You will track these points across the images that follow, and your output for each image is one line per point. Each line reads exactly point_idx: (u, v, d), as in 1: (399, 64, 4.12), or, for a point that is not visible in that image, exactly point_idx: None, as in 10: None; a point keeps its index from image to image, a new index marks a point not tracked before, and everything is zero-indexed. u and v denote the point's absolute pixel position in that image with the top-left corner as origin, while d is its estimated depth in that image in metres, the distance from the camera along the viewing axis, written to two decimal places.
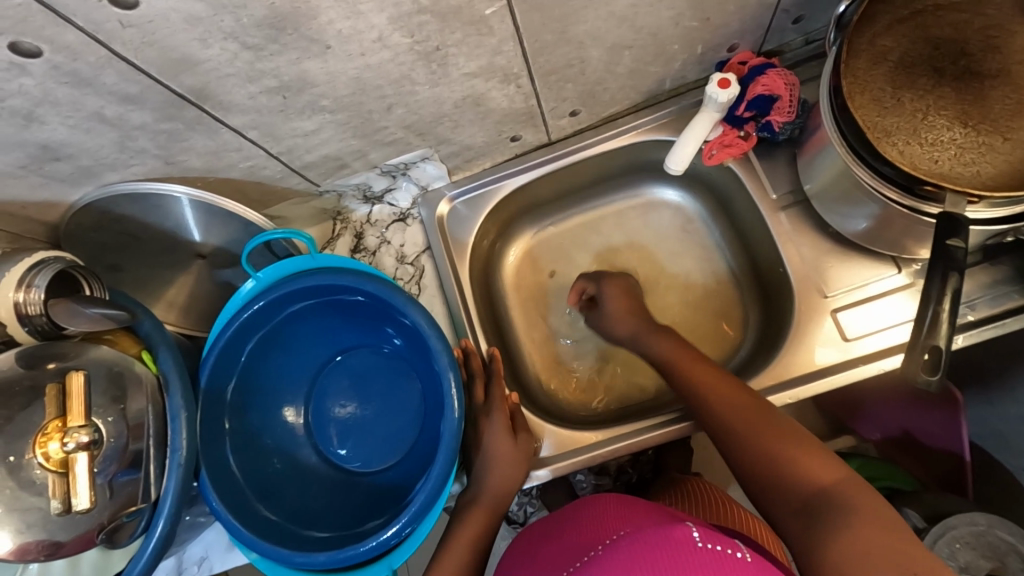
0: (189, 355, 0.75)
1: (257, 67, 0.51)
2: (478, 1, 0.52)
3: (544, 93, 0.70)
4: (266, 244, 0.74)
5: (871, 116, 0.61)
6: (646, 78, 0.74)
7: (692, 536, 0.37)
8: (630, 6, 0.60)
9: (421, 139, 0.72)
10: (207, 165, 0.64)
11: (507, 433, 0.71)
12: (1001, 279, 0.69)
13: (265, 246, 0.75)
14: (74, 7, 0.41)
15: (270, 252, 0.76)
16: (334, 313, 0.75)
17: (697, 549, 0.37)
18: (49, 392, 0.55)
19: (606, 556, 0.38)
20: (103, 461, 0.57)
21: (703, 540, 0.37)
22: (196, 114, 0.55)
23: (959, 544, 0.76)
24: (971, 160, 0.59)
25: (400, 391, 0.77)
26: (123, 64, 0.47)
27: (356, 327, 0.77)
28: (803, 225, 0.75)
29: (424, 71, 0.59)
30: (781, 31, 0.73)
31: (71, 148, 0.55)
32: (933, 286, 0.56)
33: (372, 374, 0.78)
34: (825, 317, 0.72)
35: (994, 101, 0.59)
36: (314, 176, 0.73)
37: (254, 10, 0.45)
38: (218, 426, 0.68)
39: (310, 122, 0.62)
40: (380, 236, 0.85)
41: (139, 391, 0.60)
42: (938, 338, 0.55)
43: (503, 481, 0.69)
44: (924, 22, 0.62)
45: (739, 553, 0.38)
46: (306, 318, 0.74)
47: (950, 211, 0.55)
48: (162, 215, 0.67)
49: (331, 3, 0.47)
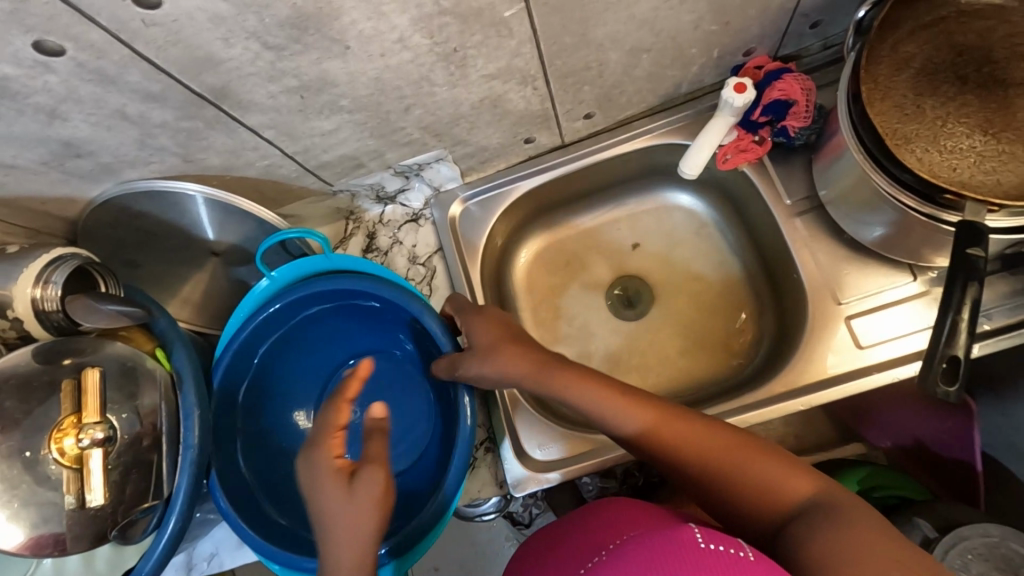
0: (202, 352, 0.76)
1: (278, 67, 0.51)
2: (499, 3, 0.52)
3: (561, 95, 0.70)
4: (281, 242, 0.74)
5: (891, 122, 0.60)
6: (663, 81, 0.74)
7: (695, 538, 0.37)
8: (650, 9, 0.59)
9: (437, 140, 0.72)
10: (225, 163, 0.64)
11: (343, 473, 0.51)
12: (1019, 289, 0.68)
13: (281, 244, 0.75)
14: (101, 6, 0.41)
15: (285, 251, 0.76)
16: (350, 314, 0.74)
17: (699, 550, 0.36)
18: (65, 387, 0.56)
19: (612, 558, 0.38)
20: (118, 457, 0.58)
21: (706, 542, 0.37)
22: (216, 113, 0.55)
23: (972, 555, 0.76)
24: (992, 169, 0.58)
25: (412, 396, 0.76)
26: (146, 63, 0.47)
27: (371, 331, 0.77)
28: (819, 232, 0.75)
29: (443, 72, 0.59)
30: (799, 35, 0.73)
31: (92, 145, 0.55)
32: (954, 291, 0.55)
33: (393, 378, 0.77)
34: (839, 324, 0.72)
35: (1018, 109, 0.58)
36: (329, 176, 0.73)
37: (278, 10, 0.45)
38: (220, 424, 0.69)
39: (328, 122, 0.62)
40: (393, 236, 0.85)
41: (153, 386, 0.61)
42: (956, 349, 0.54)
43: (350, 554, 0.49)
44: (947, 29, 0.61)
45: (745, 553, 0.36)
46: (320, 320, 0.74)
47: (970, 219, 0.54)
48: (179, 212, 0.67)
49: (354, 4, 0.47)
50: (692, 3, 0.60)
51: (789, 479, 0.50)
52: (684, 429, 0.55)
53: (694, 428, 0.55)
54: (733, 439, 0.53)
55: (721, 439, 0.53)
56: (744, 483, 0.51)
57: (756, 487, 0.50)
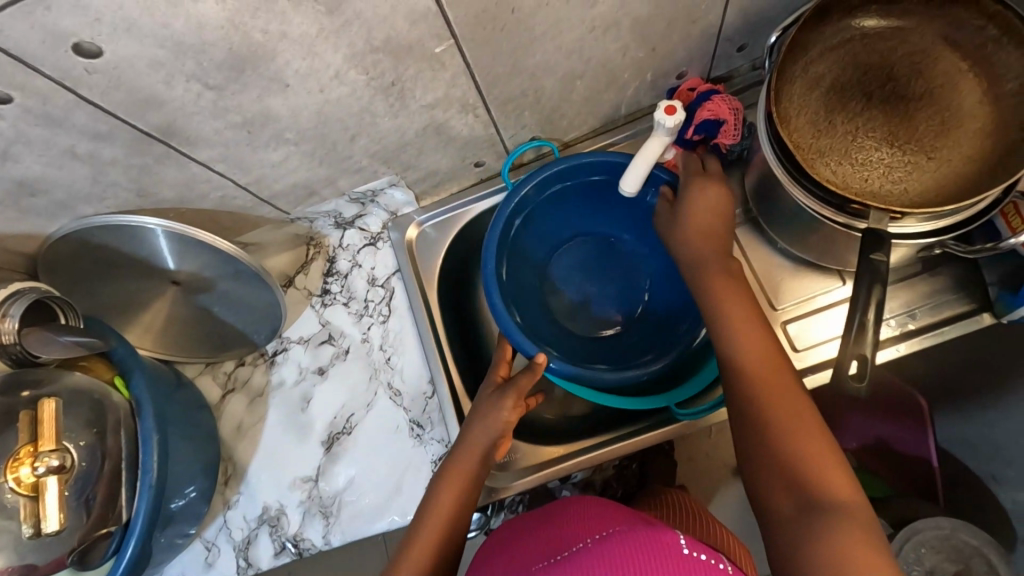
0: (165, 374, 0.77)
1: (220, 105, 0.54)
2: (428, 39, 0.55)
3: (503, 121, 0.74)
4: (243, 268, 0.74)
5: (805, 137, 0.64)
6: (602, 104, 0.78)
7: (679, 542, 0.40)
8: (576, 40, 0.63)
9: (387, 167, 0.75)
10: (179, 196, 0.66)
11: None
12: (941, 289, 0.72)
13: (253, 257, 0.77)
14: (43, 57, 0.44)
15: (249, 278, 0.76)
16: (613, 204, 0.83)
17: (682, 553, 0.39)
18: (22, 419, 0.59)
19: (590, 550, 0.41)
20: (76, 484, 0.60)
21: (690, 548, 0.39)
22: (163, 149, 0.58)
23: (925, 548, 0.78)
24: (899, 178, 0.63)
25: (631, 282, 0.85)
26: (91, 107, 0.50)
27: (611, 223, 0.85)
28: (756, 242, 0.79)
29: (384, 104, 0.63)
30: (726, 58, 0.77)
31: (46, 183, 0.57)
32: (859, 295, 0.59)
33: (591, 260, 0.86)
34: (776, 329, 0.75)
35: (918, 122, 0.63)
36: (285, 205, 0.76)
37: (213, 54, 0.48)
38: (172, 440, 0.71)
39: (277, 154, 0.65)
40: (352, 259, 0.87)
41: (115, 416, 0.64)
42: (864, 347, 0.58)
43: None
44: (853, 50, 0.66)
45: (722, 564, 0.39)
46: (557, 211, 0.83)
47: (874, 226, 0.59)
48: (138, 244, 0.69)
49: (287, 46, 0.50)
50: (616, 32, 0.65)
51: (828, 467, 0.49)
52: (773, 378, 0.54)
53: (781, 386, 0.54)
54: (808, 414, 0.52)
55: (801, 414, 0.52)
56: (785, 443, 0.51)
57: (798, 461, 0.49)
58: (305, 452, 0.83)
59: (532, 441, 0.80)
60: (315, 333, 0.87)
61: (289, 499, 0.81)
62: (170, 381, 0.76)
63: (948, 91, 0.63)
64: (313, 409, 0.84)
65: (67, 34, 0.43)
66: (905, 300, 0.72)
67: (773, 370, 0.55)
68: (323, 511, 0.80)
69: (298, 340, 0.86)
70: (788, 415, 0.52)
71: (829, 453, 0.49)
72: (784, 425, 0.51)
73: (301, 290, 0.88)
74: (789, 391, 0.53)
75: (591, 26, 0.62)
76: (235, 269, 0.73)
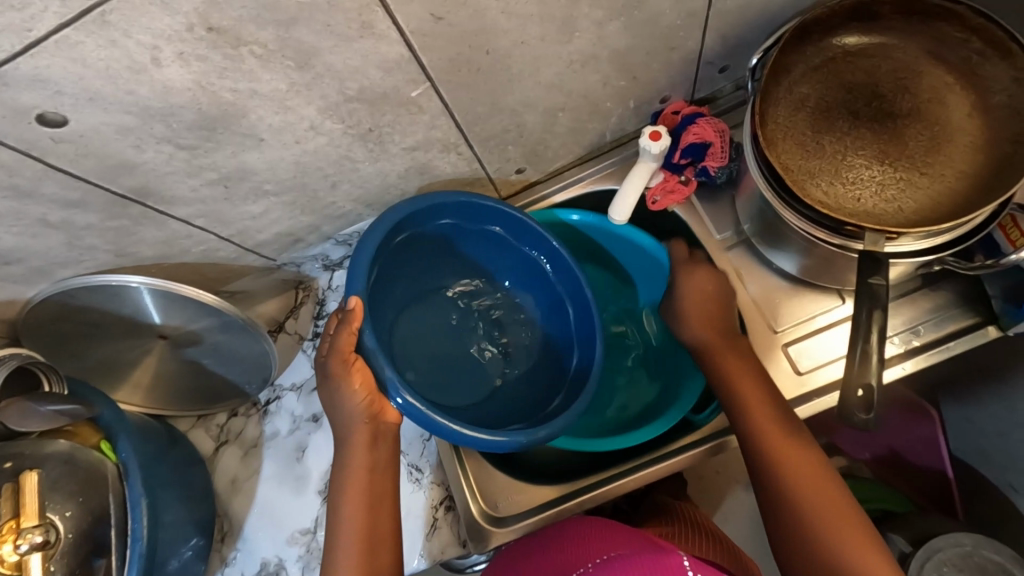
0: (182, 439, 0.79)
1: (195, 164, 0.54)
2: (403, 85, 0.54)
3: (487, 157, 0.73)
4: (236, 332, 0.74)
5: (794, 159, 0.63)
6: (586, 134, 0.76)
7: (682, 564, 0.49)
8: (555, 75, 0.63)
9: (371, 210, 0.74)
10: (160, 253, 0.65)
11: None
12: (943, 303, 0.70)
13: (233, 344, 0.76)
14: (6, 131, 0.43)
15: (239, 351, 0.76)
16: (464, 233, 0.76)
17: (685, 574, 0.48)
18: (3, 493, 0.57)
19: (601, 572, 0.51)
20: (61, 558, 0.58)
21: (692, 568, 0.49)
22: (140, 210, 0.57)
23: (947, 568, 0.73)
24: (892, 196, 0.61)
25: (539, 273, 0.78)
26: (61, 175, 0.49)
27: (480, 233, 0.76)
28: (751, 262, 0.77)
29: (362, 150, 0.62)
30: (710, 80, 0.75)
31: (21, 252, 0.57)
32: (860, 321, 0.57)
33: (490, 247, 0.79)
34: (778, 353, 0.73)
35: (908, 138, 0.62)
36: (269, 252, 0.75)
37: (183, 116, 0.47)
38: (161, 502, 0.68)
39: (256, 206, 0.64)
40: (342, 300, 0.85)
41: (101, 481, 0.62)
42: (870, 377, 0.56)
43: None
44: (837, 68, 0.64)
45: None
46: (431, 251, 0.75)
47: (871, 248, 0.57)
48: (120, 302, 0.67)
49: (259, 102, 0.49)
50: (595, 65, 0.64)
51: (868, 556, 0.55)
52: (789, 451, 0.61)
53: (813, 471, 0.60)
54: (846, 509, 0.58)
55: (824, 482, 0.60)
56: (827, 541, 0.56)
57: (822, 536, 0.57)
58: (302, 504, 0.81)
59: (526, 480, 0.76)
60: (308, 379, 0.85)
61: (287, 553, 0.79)
62: (161, 438, 0.73)
63: (936, 105, 0.62)
64: (308, 458, 0.82)
65: (29, 107, 0.42)
66: (907, 316, 0.70)
67: (808, 469, 0.60)
68: (323, 564, 0.78)
69: (290, 388, 0.85)
70: (826, 504, 0.58)
71: (853, 523, 0.57)
72: (829, 528, 0.57)
73: (291, 335, 0.85)
74: (823, 482, 0.60)
75: (570, 61, 0.61)
76: (220, 320, 0.71)
